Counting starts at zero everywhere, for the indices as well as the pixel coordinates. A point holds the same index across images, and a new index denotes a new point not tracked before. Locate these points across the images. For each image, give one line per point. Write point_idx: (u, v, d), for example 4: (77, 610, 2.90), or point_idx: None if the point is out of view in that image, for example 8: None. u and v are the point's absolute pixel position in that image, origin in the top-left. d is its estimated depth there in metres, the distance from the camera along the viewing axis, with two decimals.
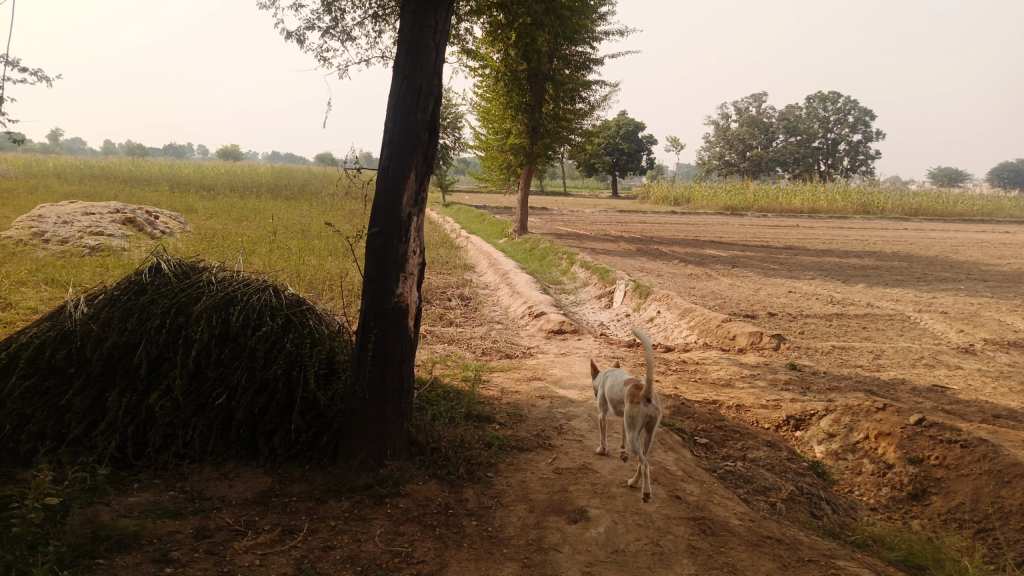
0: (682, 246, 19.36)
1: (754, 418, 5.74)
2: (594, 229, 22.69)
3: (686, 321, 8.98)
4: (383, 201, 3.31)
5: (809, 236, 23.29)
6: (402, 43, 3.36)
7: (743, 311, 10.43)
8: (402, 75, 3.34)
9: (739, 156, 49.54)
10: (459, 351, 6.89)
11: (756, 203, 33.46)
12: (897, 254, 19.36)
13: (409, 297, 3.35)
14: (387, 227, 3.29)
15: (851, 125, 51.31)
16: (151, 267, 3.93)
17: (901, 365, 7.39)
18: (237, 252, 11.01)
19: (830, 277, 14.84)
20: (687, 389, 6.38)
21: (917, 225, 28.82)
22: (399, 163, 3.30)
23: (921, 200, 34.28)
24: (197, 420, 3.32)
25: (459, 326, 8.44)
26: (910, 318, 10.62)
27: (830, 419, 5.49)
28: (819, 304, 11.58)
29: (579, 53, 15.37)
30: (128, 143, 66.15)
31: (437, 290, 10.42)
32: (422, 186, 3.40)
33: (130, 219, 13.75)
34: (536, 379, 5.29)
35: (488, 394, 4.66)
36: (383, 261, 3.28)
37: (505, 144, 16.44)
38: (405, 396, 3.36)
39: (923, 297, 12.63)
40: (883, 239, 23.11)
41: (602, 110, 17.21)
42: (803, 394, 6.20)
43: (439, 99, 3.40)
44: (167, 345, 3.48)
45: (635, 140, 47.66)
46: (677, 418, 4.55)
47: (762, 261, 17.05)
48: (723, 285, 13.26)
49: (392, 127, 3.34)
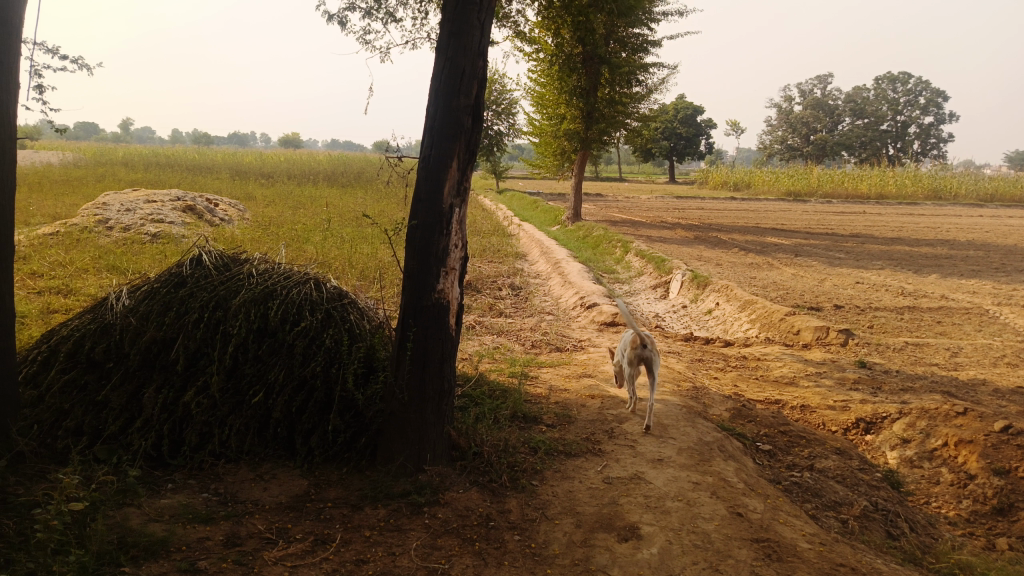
0: (741, 234, 18.75)
1: (819, 420, 5.39)
2: (649, 217, 22.19)
3: (746, 314, 8.60)
4: (423, 191, 3.13)
5: (877, 223, 22.29)
6: (445, 22, 3.16)
7: (807, 303, 9.96)
8: (445, 57, 3.14)
9: (801, 140, 47.90)
10: (509, 344, 6.71)
11: (820, 187, 32.28)
12: (973, 243, 18.32)
13: (450, 294, 3.16)
14: (427, 219, 3.11)
15: (922, 107, 49.04)
16: (191, 259, 3.86)
17: (981, 364, 6.88)
18: (291, 239, 11.03)
19: (900, 267, 14.10)
20: (748, 387, 6.05)
21: (993, 212, 27.35)
22: (441, 150, 3.11)
23: (998, 184, 32.50)
24: (233, 418, 3.22)
25: (509, 317, 8.25)
26: (988, 312, 9.97)
27: (903, 422, 5.11)
28: (888, 296, 10.98)
29: (636, 35, 14.92)
30: (193, 134, 68.27)
31: (488, 279, 10.27)
32: (465, 175, 3.20)
33: (189, 206, 13.99)
34: (587, 376, 5.06)
35: (536, 392, 4.45)
36: (423, 255, 3.10)
37: (559, 129, 16.12)
38: (446, 399, 3.19)
39: (1003, 289, 11.87)
40: (957, 226, 21.96)
41: (659, 94, 16.75)
42: (874, 394, 5.80)
43: (483, 82, 3.19)
44: (204, 341, 3.41)
45: (693, 124, 46.54)
46: (737, 421, 4.27)
47: (826, 249, 16.36)
48: (786, 275, 12.74)
49: (433, 112, 3.15)
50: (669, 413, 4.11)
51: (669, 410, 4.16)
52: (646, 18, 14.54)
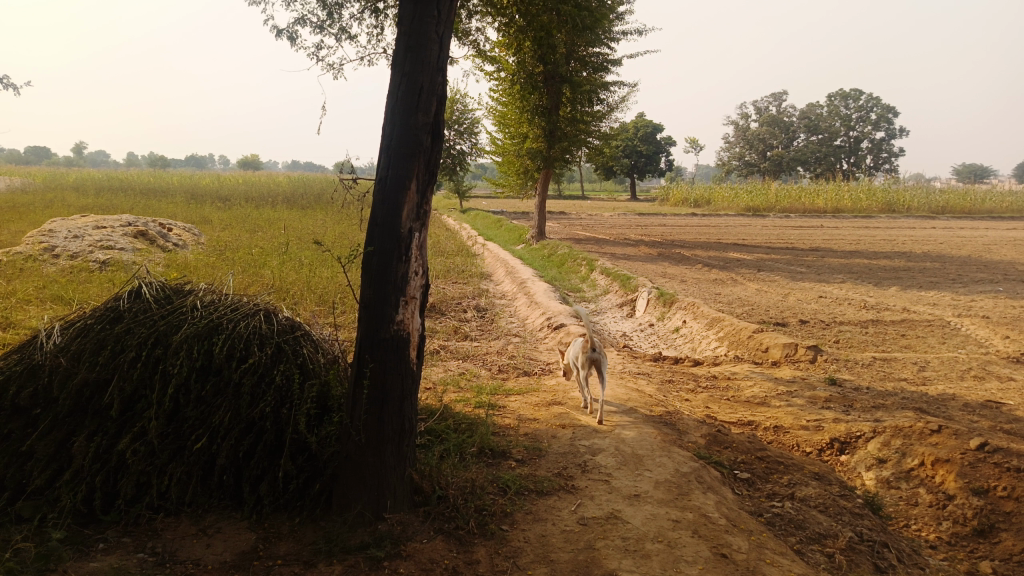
0: (704, 249, 18.86)
1: (793, 442, 5.26)
2: (613, 234, 22.21)
3: (714, 331, 8.51)
4: (380, 215, 2.92)
5: (835, 237, 22.64)
6: (401, 35, 2.98)
7: (773, 318, 9.94)
8: (401, 71, 2.95)
9: (758, 156, 48.82)
10: (475, 369, 6.49)
11: (779, 203, 32.82)
12: (928, 255, 18.68)
13: (410, 325, 2.94)
14: (384, 244, 2.89)
15: (873, 123, 50.41)
16: (130, 291, 3.59)
17: (949, 378, 6.86)
18: (248, 264, 10.67)
19: (861, 281, 14.24)
20: (719, 409, 5.92)
21: (944, 224, 28.06)
22: (399, 170, 2.91)
23: (948, 197, 33.40)
24: (174, 467, 2.96)
25: (475, 340, 8.03)
26: (950, 324, 10.05)
27: (878, 442, 5.02)
28: (851, 309, 11.03)
29: (596, 54, 14.96)
30: (149, 157, 66.96)
31: (452, 301, 10.04)
32: (424, 197, 3.01)
33: (141, 231, 13.53)
34: (557, 403, 4.86)
35: (503, 423, 4.23)
36: (380, 284, 2.88)
37: (521, 148, 16.04)
38: (407, 439, 2.96)
39: (961, 300, 12.02)
40: (911, 239, 22.42)
41: (620, 112, 16.81)
42: (846, 413, 5.71)
43: (442, 98, 3.00)
44: (142, 382, 3.14)
45: (653, 141, 47.11)
46: (713, 448, 4.10)
47: (788, 264, 16.50)
48: (750, 290, 12.76)
49: (390, 131, 2.96)
50: (644, 442, 3.93)
51: (643, 439, 3.99)
52: (606, 36, 14.59)
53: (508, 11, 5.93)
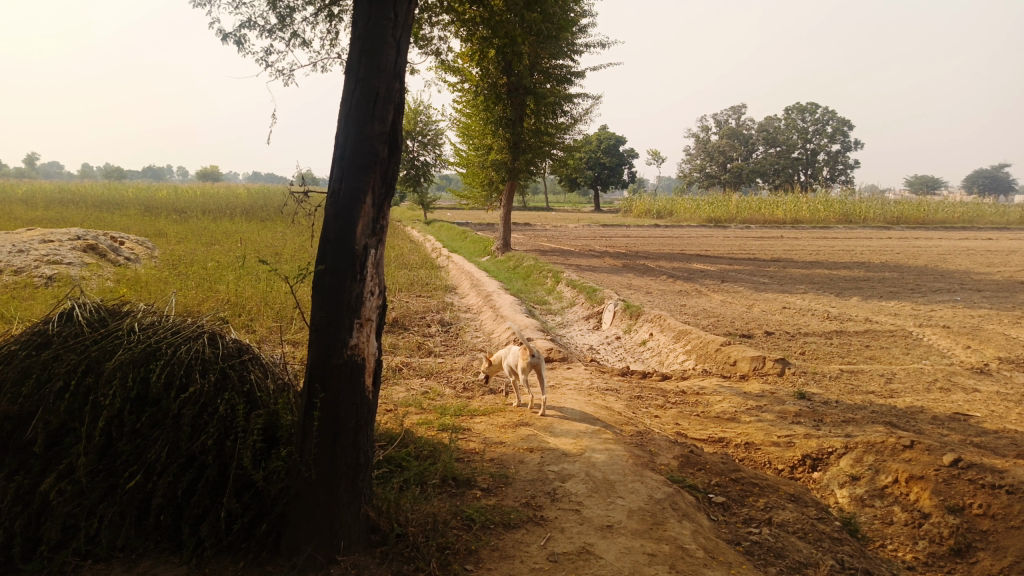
0: (669, 261, 18.91)
1: (765, 459, 5.14)
2: (578, 245, 22.18)
3: (681, 344, 8.41)
4: (332, 231, 2.70)
5: (796, 247, 22.94)
6: (356, 38, 2.79)
7: (739, 330, 9.89)
8: (355, 77, 2.75)
9: (719, 168, 49.52)
10: (439, 388, 6.27)
11: (739, 214, 33.22)
12: (886, 265, 18.99)
13: (365, 349, 2.72)
14: (337, 263, 2.67)
15: (830, 135, 51.51)
16: (61, 314, 3.33)
17: (915, 390, 6.83)
18: (204, 279, 10.28)
19: (823, 291, 14.36)
20: (689, 425, 5.79)
21: (900, 234, 28.67)
22: (354, 183, 2.70)
23: (903, 207, 34.15)
24: (105, 507, 2.70)
25: (439, 356, 7.79)
26: (912, 334, 10.11)
27: (850, 458, 4.93)
28: (816, 320, 11.06)
29: (559, 66, 14.91)
30: (106, 168, 65.71)
31: (415, 315, 9.78)
32: (380, 212, 2.80)
33: (91, 245, 13.02)
34: (524, 423, 4.66)
35: (467, 447, 4.02)
36: (332, 306, 2.65)
37: (485, 160, 15.89)
38: (362, 473, 2.73)
39: (921, 310, 12.16)
40: (869, 249, 22.81)
41: (584, 124, 16.80)
42: (817, 428, 5.62)
43: (400, 107, 2.81)
44: (70, 414, 2.88)
45: (616, 153, 47.44)
46: (686, 470, 3.95)
47: (751, 274, 16.59)
48: (715, 301, 12.75)
49: (343, 141, 2.75)
50: (615, 466, 3.75)
51: (614, 462, 3.81)
52: (569, 48, 14.57)
53: (470, 20, 5.77)
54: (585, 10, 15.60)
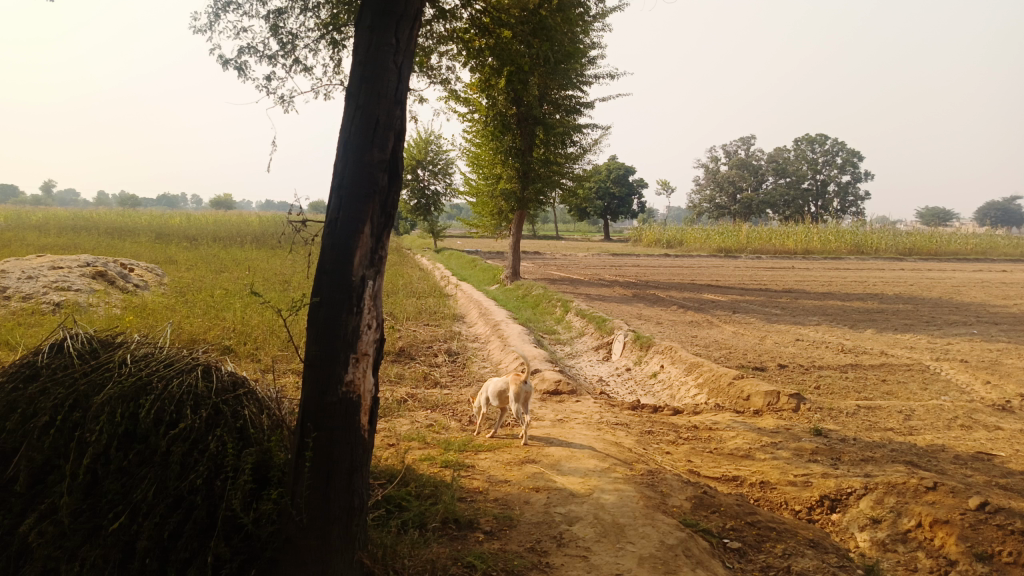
0: (679, 290, 18.75)
1: (782, 499, 4.93)
2: (587, 274, 22.08)
3: (693, 377, 8.23)
4: (329, 262, 2.61)
5: (807, 278, 22.74)
6: (356, 65, 2.73)
7: (752, 363, 9.70)
8: (355, 104, 2.69)
9: (729, 198, 49.54)
10: (444, 420, 6.11)
11: (750, 244, 33.10)
12: (900, 296, 18.75)
13: (362, 386, 2.61)
14: (333, 295, 2.58)
15: (840, 166, 51.49)
16: (52, 345, 3.23)
17: (935, 428, 6.62)
18: (211, 306, 10.22)
19: (836, 323, 14.15)
20: (702, 462, 5.60)
21: (913, 266, 28.44)
22: (352, 212, 2.62)
23: (915, 238, 33.92)
24: (88, 550, 2.56)
25: (445, 387, 7.64)
26: (930, 368, 9.88)
27: (871, 500, 4.73)
28: (830, 353, 10.85)
29: (568, 96, 14.93)
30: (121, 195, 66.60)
31: (422, 344, 9.66)
32: (379, 242, 2.71)
33: (100, 272, 13.01)
34: (530, 461, 4.50)
35: (471, 486, 3.86)
36: (328, 340, 2.55)
37: (495, 189, 15.88)
38: (357, 517, 2.59)
39: (938, 344, 11.92)
40: (882, 280, 22.58)
41: (593, 154, 16.78)
42: (835, 467, 5.42)
43: (400, 135, 2.74)
44: (56, 451, 2.77)
45: (625, 183, 47.55)
46: (700, 513, 3.76)
47: (763, 305, 16.40)
48: (726, 333, 12.57)
49: (342, 169, 2.68)
50: (625, 508, 3.58)
51: (624, 504, 3.64)
52: (579, 79, 14.63)
53: (480, 52, 5.71)
54: (595, 42, 15.70)
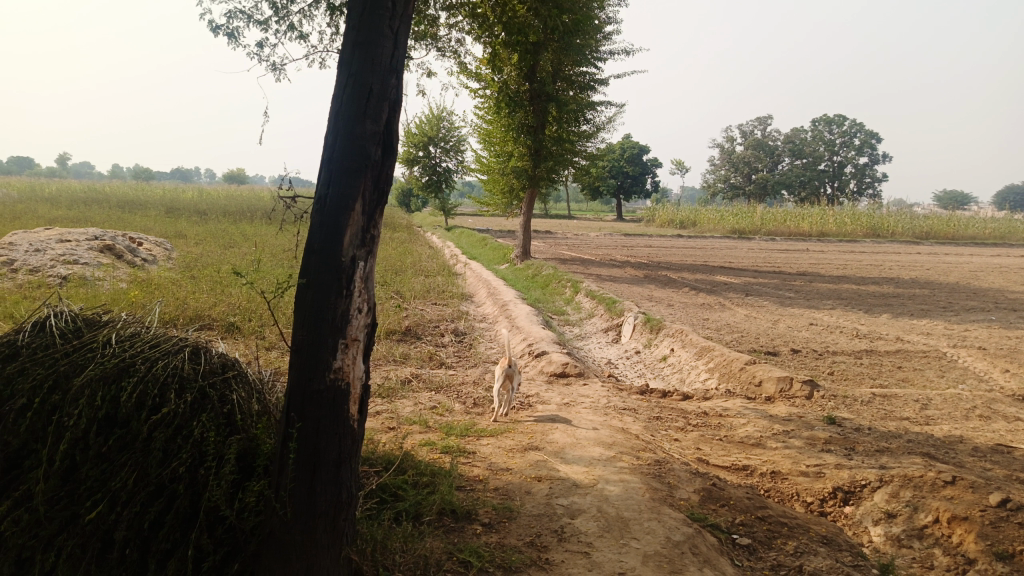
0: (691, 272, 18.53)
1: (793, 490, 4.77)
2: (599, 254, 21.87)
3: (703, 362, 8.06)
4: (318, 241, 2.45)
5: (822, 261, 22.41)
6: (350, 30, 2.56)
7: (764, 348, 9.52)
8: (348, 72, 2.52)
9: (744, 178, 48.98)
10: (447, 402, 5.99)
11: (764, 226, 32.71)
12: (916, 281, 18.44)
13: (352, 373, 2.46)
14: (321, 276, 2.43)
15: (857, 147, 50.74)
16: (35, 323, 3.12)
17: (953, 418, 6.42)
18: (217, 282, 10.12)
19: (851, 307, 13.88)
20: (711, 450, 5.44)
21: (930, 249, 28.01)
22: (343, 188, 2.46)
23: (932, 222, 33.40)
24: (65, 539, 2.47)
25: (450, 368, 7.50)
26: (947, 355, 9.66)
27: (886, 493, 4.57)
28: (844, 338, 10.64)
29: (583, 73, 14.63)
30: (134, 169, 66.71)
31: (429, 323, 9.53)
32: (371, 221, 2.55)
33: (107, 245, 12.94)
34: (534, 447, 4.36)
35: (470, 474, 3.72)
36: (315, 324, 2.40)
37: (506, 166, 15.65)
38: (344, 512, 2.47)
39: (955, 330, 11.68)
40: (898, 264, 22.24)
41: (607, 133, 16.51)
42: (849, 457, 5.25)
43: (395, 105, 2.57)
44: (33, 434, 2.67)
45: (639, 162, 47.04)
46: (708, 507, 3.62)
47: (776, 288, 16.16)
48: (738, 316, 12.37)
49: (332, 142, 2.51)
50: (630, 501, 3.43)
51: (629, 496, 3.49)
52: (593, 55, 14.33)
53: (492, 26, 5.53)
54: (611, 17, 15.38)
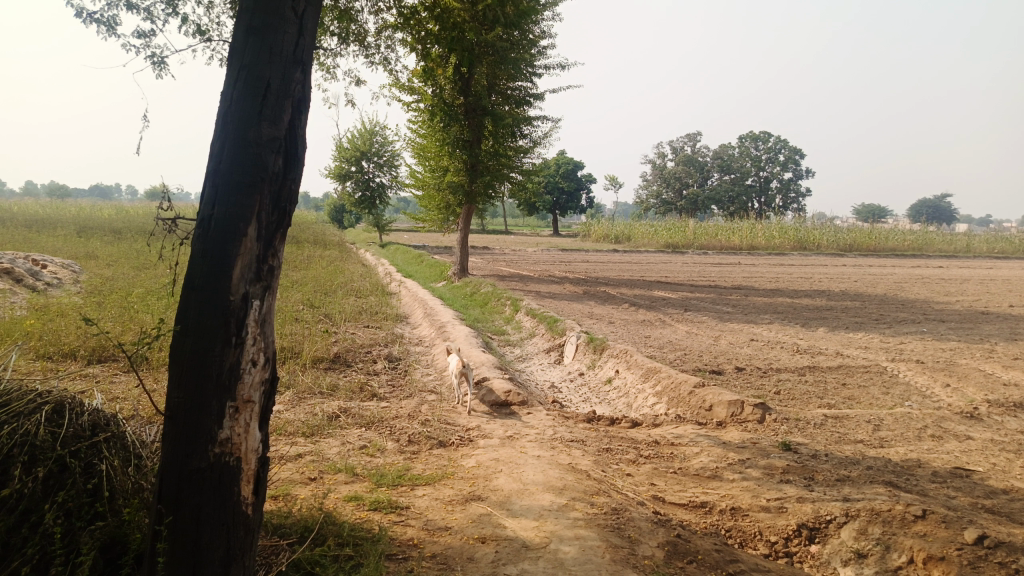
0: (629, 287, 18.40)
1: (755, 529, 4.38)
2: (537, 270, 21.58)
3: (650, 385, 7.72)
4: (199, 276, 2.00)
5: (755, 274, 22.67)
6: (244, 10, 2.09)
7: (709, 366, 9.28)
8: (240, 63, 2.05)
9: (675, 194, 49.84)
10: (380, 441, 5.43)
11: (696, 239, 33.14)
12: (846, 292, 18.74)
13: (242, 444, 2.05)
14: (203, 324, 1.99)
15: (782, 163, 52.35)
16: None
17: (906, 439, 6.23)
18: (127, 307, 9.26)
19: (788, 321, 13.88)
20: (667, 486, 5.03)
21: (855, 261, 28.83)
22: (230, 209, 2.00)
23: (855, 235, 34.42)
24: None
25: (384, 400, 6.91)
26: (888, 370, 9.61)
27: (854, 529, 4.25)
28: (786, 354, 10.51)
29: (517, 87, 14.35)
30: (49, 185, 63.39)
31: (361, 349, 8.92)
32: (269, 249, 2.11)
33: (6, 269, 11.80)
34: (477, 498, 3.86)
35: (403, 537, 3.19)
36: (195, 385, 1.98)
37: (441, 182, 15.13)
38: None
39: (891, 343, 11.73)
40: (827, 276, 22.68)
41: (543, 148, 16.26)
42: (811, 488, 4.93)
43: (298, 106, 2.12)
44: None
45: (574, 179, 47.37)
46: (674, 565, 3.20)
47: (714, 303, 16.12)
48: (680, 332, 12.16)
49: (219, 150, 2.05)
50: (588, 566, 2.97)
51: (587, 559, 3.04)
52: (529, 70, 14.10)
53: (427, 40, 5.07)
54: (545, 30, 15.19)
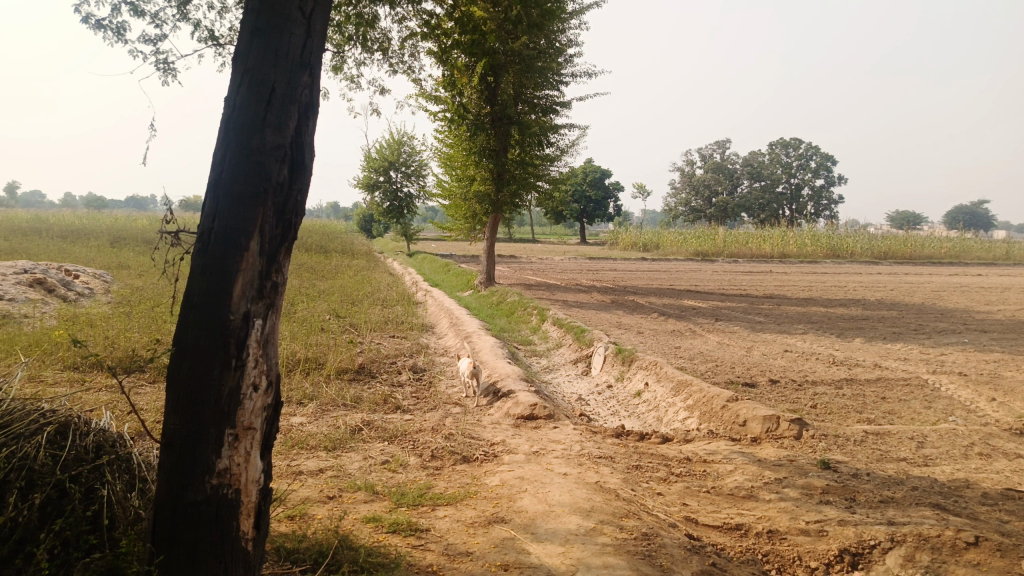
0: (658, 296, 18.12)
1: (794, 553, 4.13)
2: (564, 279, 21.38)
3: (681, 398, 7.49)
4: (198, 294, 1.94)
5: (786, 283, 22.23)
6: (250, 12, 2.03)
7: (742, 379, 9.01)
8: (244, 67, 1.99)
9: (704, 202, 49.31)
10: (403, 456, 5.29)
11: (726, 247, 32.64)
12: (882, 301, 18.25)
13: (242, 473, 1.99)
14: (202, 345, 1.93)
15: (813, 170, 51.57)
16: None
17: (952, 457, 5.93)
18: (154, 318, 9.25)
19: (822, 331, 13.50)
20: (699, 506, 4.82)
21: (890, 269, 28.16)
22: (231, 222, 1.94)
23: (889, 242, 33.66)
24: None
25: (408, 412, 6.77)
26: (929, 382, 9.25)
27: (900, 556, 3.99)
28: (821, 366, 10.18)
29: (545, 96, 14.19)
30: (86, 197, 64.82)
31: (385, 360, 8.81)
32: (273, 265, 2.04)
33: (38, 279, 11.90)
34: (500, 520, 3.69)
35: (421, 563, 3.03)
36: (193, 410, 1.93)
37: (468, 191, 15.04)
38: None
39: (931, 354, 11.33)
40: (861, 285, 22.16)
41: (569, 156, 16.10)
42: (853, 510, 4.68)
43: (304, 112, 2.05)
44: None
45: (601, 187, 47.09)
46: None
47: (744, 312, 15.77)
48: (711, 343, 11.88)
49: (221, 160, 1.99)
50: None
51: None
52: (556, 77, 13.96)
53: (452, 49, 4.93)
54: (572, 38, 15.04)
